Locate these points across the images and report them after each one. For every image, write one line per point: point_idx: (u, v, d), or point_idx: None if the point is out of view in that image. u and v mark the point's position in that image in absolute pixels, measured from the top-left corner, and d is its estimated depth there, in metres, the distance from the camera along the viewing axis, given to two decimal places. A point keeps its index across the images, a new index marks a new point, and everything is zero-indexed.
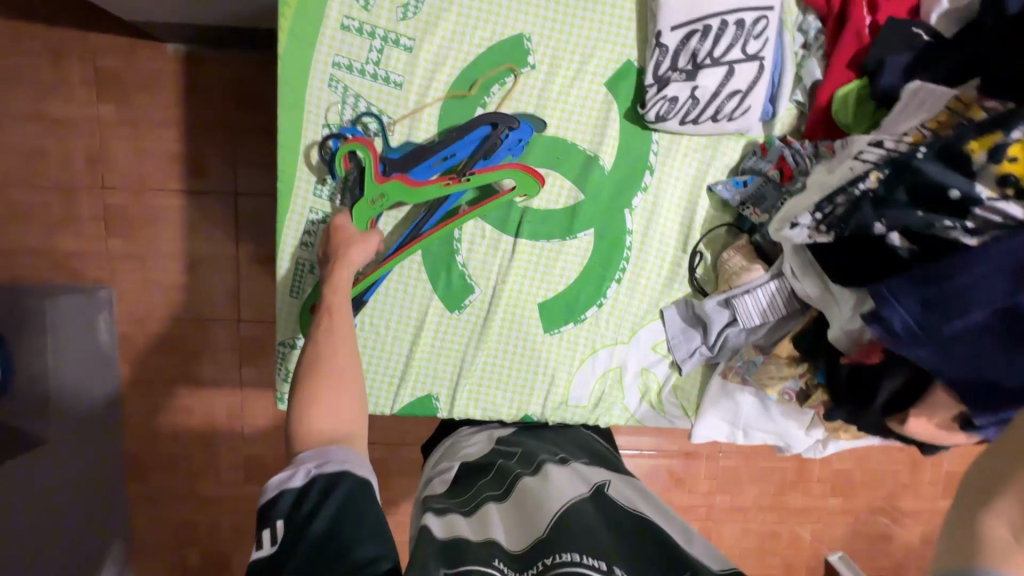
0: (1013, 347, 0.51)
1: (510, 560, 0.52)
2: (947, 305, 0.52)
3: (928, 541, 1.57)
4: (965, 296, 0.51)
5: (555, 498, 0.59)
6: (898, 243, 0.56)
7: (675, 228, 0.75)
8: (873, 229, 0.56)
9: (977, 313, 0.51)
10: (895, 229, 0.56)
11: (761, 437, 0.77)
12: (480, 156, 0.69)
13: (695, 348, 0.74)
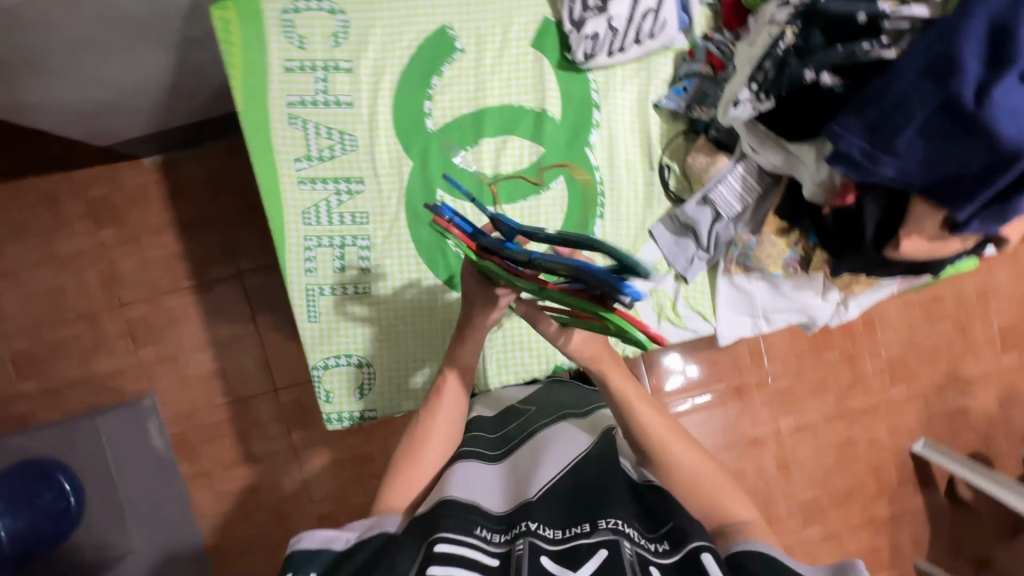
0: (967, 130, 0.52)
1: (489, 527, 0.62)
2: (893, 118, 0.55)
3: (1006, 402, 1.52)
4: (905, 104, 0.54)
5: (550, 466, 0.71)
6: (831, 83, 0.59)
7: (636, 150, 0.78)
8: (803, 79, 0.60)
9: (922, 116, 0.54)
10: (824, 70, 0.59)
11: (784, 319, 0.79)
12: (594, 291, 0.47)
13: (694, 255, 0.77)
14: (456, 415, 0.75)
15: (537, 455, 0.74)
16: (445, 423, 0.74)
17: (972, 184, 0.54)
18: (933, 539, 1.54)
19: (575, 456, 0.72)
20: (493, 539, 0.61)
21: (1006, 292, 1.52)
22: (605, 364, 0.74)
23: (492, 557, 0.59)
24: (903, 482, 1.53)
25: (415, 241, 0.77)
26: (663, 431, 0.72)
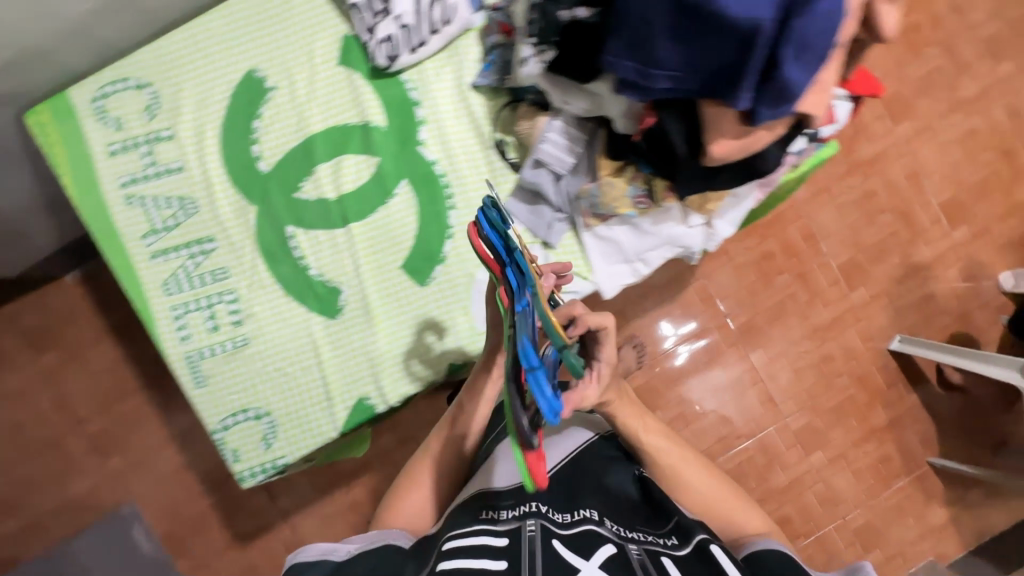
0: (705, 24, 0.49)
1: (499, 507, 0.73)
2: (643, 34, 0.53)
3: (970, 276, 1.48)
4: (645, 17, 0.51)
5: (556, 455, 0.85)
6: (584, 15, 0.56)
7: (469, 134, 0.78)
8: (563, 19, 0.58)
9: (661, 24, 0.51)
10: (574, 5, 0.57)
11: (660, 256, 0.78)
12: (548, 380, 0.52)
13: (551, 219, 0.77)
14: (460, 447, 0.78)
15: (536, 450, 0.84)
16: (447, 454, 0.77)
17: (735, 74, 0.51)
18: (939, 433, 1.49)
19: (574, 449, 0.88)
20: (501, 519, 0.70)
21: (936, 168, 1.48)
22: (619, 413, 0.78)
23: (499, 535, 0.66)
24: (892, 383, 1.49)
25: (279, 280, 0.78)
26: (676, 459, 0.81)
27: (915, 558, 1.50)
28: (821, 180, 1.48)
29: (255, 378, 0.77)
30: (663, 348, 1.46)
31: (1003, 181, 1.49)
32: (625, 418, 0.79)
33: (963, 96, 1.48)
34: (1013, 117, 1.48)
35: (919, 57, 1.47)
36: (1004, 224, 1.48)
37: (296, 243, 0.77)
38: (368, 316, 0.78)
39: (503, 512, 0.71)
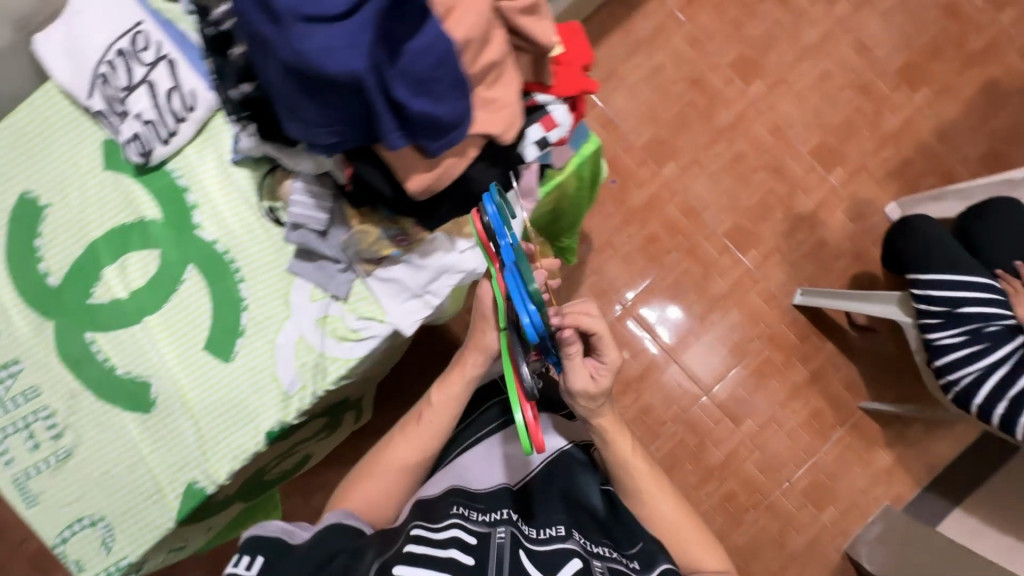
0: (319, 81, 0.50)
1: (465, 504, 0.75)
2: (287, 103, 0.54)
3: (857, 216, 1.48)
4: (277, 88, 0.53)
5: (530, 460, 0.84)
6: (249, 89, 0.58)
7: (243, 207, 0.80)
8: (234, 97, 0.61)
9: (291, 89, 0.52)
10: (238, 83, 0.59)
11: (448, 285, 0.78)
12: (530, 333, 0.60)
13: (335, 272, 0.78)
14: (426, 446, 0.80)
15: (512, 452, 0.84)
16: (412, 454, 0.80)
17: (374, 118, 0.52)
18: (864, 377, 1.48)
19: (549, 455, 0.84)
20: (471, 514, 0.72)
21: (798, 118, 1.48)
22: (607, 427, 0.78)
23: (470, 533, 0.69)
24: (805, 337, 1.49)
25: (87, 384, 0.79)
26: (650, 484, 0.79)
27: (870, 506, 1.47)
28: (688, 153, 1.48)
29: (82, 484, 0.79)
30: (615, 314, 1.45)
31: (868, 116, 1.49)
32: (615, 443, 0.79)
33: (807, 42, 1.49)
34: (861, 53, 1.49)
35: (755, 15, 1.49)
36: (878, 158, 1.48)
37: (97, 347, 0.79)
38: (180, 400, 0.79)
39: (476, 513, 0.73)
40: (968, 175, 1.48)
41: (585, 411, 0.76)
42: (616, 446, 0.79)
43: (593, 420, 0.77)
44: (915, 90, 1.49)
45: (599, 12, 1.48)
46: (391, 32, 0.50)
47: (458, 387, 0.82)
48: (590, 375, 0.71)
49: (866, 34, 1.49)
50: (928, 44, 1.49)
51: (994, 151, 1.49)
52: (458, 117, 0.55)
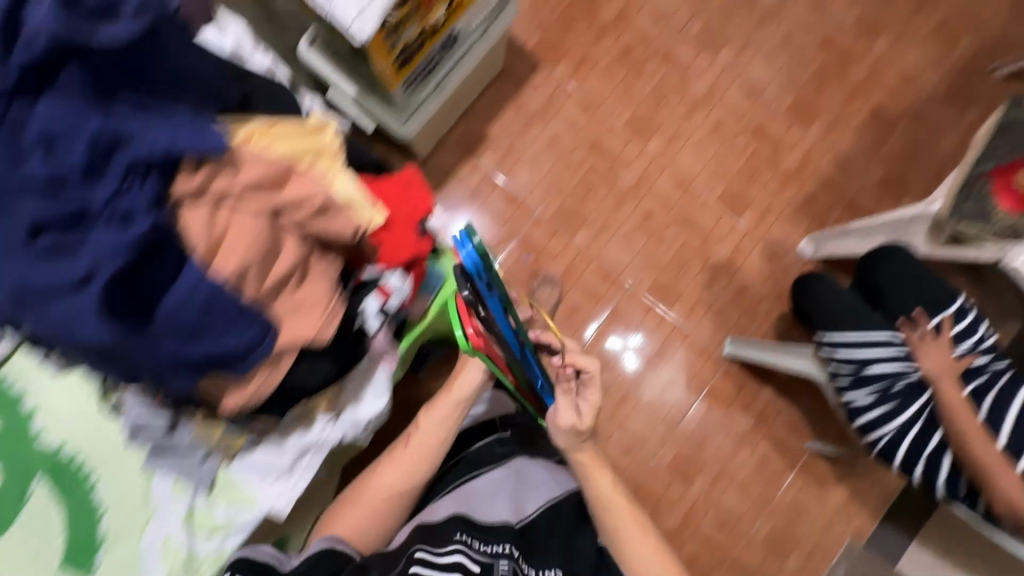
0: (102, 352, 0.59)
1: (470, 533, 0.83)
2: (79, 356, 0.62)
3: (772, 257, 1.48)
4: (68, 349, 0.61)
5: (533, 499, 0.90)
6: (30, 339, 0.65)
7: (90, 404, 0.75)
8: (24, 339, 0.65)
9: (81, 353, 0.61)
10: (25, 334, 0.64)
11: (315, 457, 0.73)
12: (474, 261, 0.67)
13: (196, 463, 0.72)
14: (411, 474, 0.86)
15: (516, 488, 0.90)
16: (400, 480, 0.86)
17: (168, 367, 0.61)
18: (806, 416, 1.47)
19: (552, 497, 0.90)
20: (476, 545, 0.81)
21: (700, 169, 1.49)
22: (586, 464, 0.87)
23: (474, 564, 0.79)
24: (741, 385, 1.47)
25: None
26: (629, 523, 0.84)
27: (833, 546, 1.44)
28: (597, 219, 1.47)
29: None
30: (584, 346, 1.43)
31: (766, 157, 1.51)
32: (594, 478, 0.86)
33: (697, 94, 1.50)
34: (749, 96, 1.51)
35: (642, 74, 1.50)
36: (783, 198, 1.50)
37: None
38: None
39: (479, 542, 0.82)
40: (872, 201, 1.50)
41: (563, 443, 0.86)
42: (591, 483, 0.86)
43: (574, 452, 0.86)
44: (808, 126, 1.51)
45: (488, 91, 1.48)
46: (143, 298, 0.59)
47: (445, 412, 0.90)
48: (576, 408, 0.82)
49: (753, 77, 1.52)
50: (812, 80, 1.52)
51: (892, 175, 1.52)
52: (259, 331, 0.63)
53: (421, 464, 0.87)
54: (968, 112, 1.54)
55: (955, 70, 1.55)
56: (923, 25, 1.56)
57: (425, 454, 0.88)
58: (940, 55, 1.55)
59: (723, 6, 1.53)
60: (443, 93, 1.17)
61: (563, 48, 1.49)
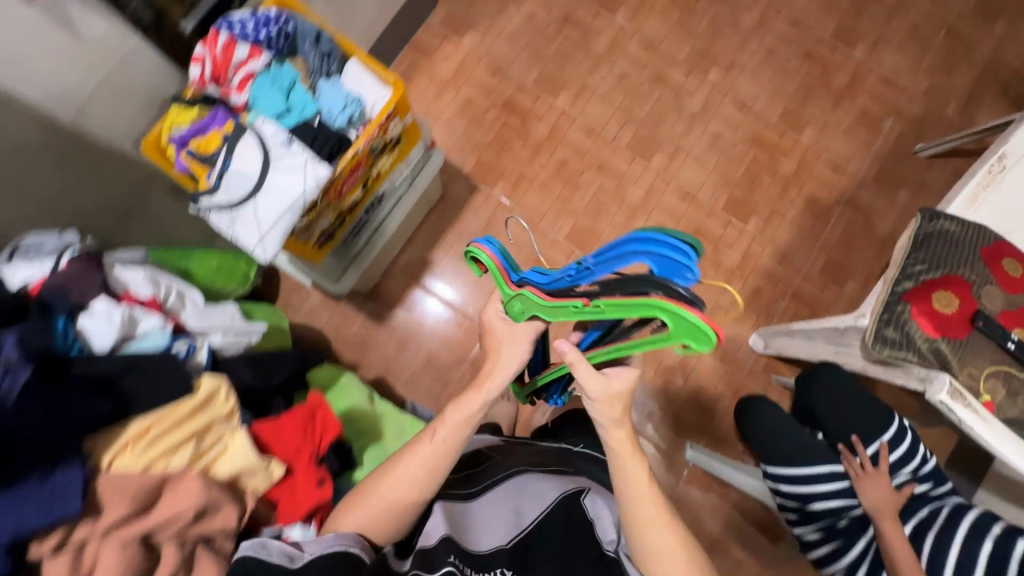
0: None
1: (462, 557, 0.75)
2: None
3: (724, 355, 1.50)
4: None
5: (533, 509, 0.86)
6: None
7: None
8: None
9: None
10: None
11: None
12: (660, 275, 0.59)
13: None
14: (433, 472, 0.73)
15: (513, 504, 0.86)
16: (418, 473, 0.73)
17: None
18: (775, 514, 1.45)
19: (548, 507, 0.86)
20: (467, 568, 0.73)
21: None
22: (624, 455, 0.71)
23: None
24: (708, 488, 1.46)
25: None
26: (658, 523, 0.71)
27: None
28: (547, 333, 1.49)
29: None
30: None
31: (708, 256, 1.54)
32: (624, 474, 0.71)
33: (633, 201, 1.54)
34: (684, 198, 1.55)
35: (578, 186, 1.54)
36: (728, 295, 1.52)
37: None
38: None
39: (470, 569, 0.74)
40: (816, 289, 1.53)
41: (606, 418, 0.70)
42: (632, 474, 0.71)
43: (611, 429, 0.70)
44: (746, 222, 1.55)
45: (430, 216, 1.52)
46: None
47: (474, 406, 0.74)
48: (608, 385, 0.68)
49: (686, 180, 1.56)
50: (744, 178, 1.57)
51: (832, 262, 1.55)
52: None
53: (452, 444, 0.74)
54: (899, 194, 1.58)
55: (882, 154, 1.60)
56: (846, 113, 1.61)
57: (456, 439, 0.74)
58: (865, 141, 1.61)
59: (652, 114, 1.58)
60: (373, 249, 1.22)
61: (499, 169, 1.54)
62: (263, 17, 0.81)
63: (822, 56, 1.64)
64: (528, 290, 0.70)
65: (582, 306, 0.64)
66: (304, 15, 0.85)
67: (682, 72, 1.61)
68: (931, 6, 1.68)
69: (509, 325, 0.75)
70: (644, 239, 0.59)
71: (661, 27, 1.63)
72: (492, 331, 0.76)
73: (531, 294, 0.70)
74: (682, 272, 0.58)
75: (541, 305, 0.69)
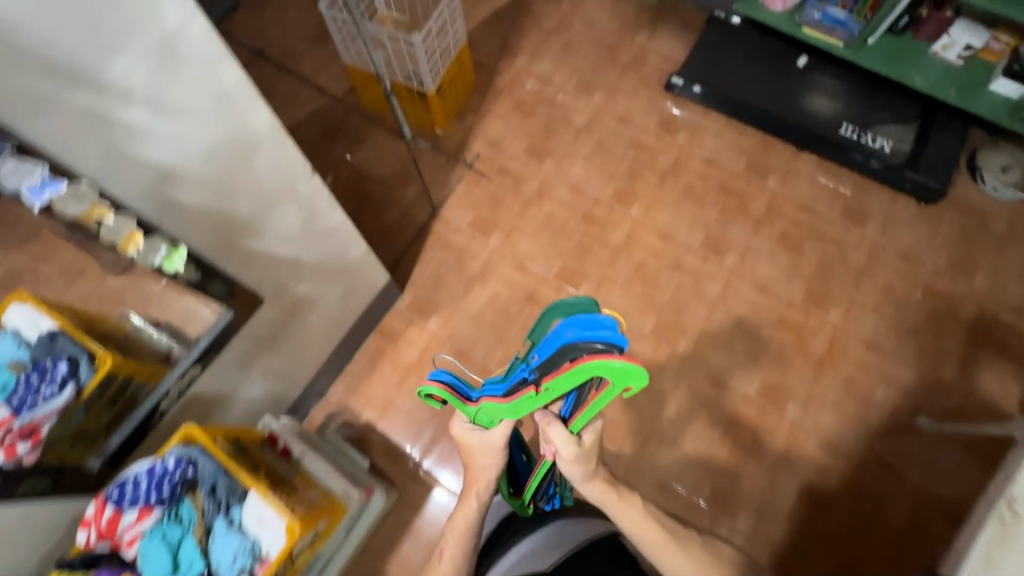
0: None
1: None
2: None
3: None
4: None
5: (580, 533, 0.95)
6: None
7: None
8: None
9: None
10: None
11: None
12: (585, 345, 0.62)
13: None
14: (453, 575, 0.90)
15: (557, 536, 0.94)
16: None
17: None
18: None
19: (589, 534, 0.95)
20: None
21: None
22: (605, 491, 0.87)
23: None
24: None
25: None
26: (650, 532, 0.86)
27: None
28: None
29: None
30: None
31: None
32: (608, 501, 0.87)
33: None
34: (662, 490, 1.43)
35: None
36: None
37: None
38: None
39: None
40: None
41: (576, 474, 0.84)
42: (610, 493, 0.87)
43: (584, 480, 0.85)
44: (734, 519, 1.40)
45: (389, 518, 1.44)
46: None
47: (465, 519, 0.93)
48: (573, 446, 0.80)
49: (661, 468, 1.45)
50: (726, 465, 1.45)
51: (840, 566, 1.36)
52: None
53: (460, 560, 0.91)
54: (905, 479, 1.42)
55: (878, 433, 1.46)
56: (830, 385, 1.51)
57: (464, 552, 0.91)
58: (857, 416, 1.48)
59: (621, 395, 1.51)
60: None
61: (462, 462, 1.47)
62: (158, 470, 0.79)
63: (795, 321, 1.58)
64: (487, 402, 0.75)
65: (536, 394, 0.69)
66: (207, 453, 0.85)
67: (649, 348, 1.57)
68: (902, 263, 1.64)
69: (483, 433, 0.85)
70: (567, 321, 0.65)
71: (624, 299, 1.63)
72: (465, 440, 0.88)
73: (491, 403, 0.75)
74: (606, 334, 0.62)
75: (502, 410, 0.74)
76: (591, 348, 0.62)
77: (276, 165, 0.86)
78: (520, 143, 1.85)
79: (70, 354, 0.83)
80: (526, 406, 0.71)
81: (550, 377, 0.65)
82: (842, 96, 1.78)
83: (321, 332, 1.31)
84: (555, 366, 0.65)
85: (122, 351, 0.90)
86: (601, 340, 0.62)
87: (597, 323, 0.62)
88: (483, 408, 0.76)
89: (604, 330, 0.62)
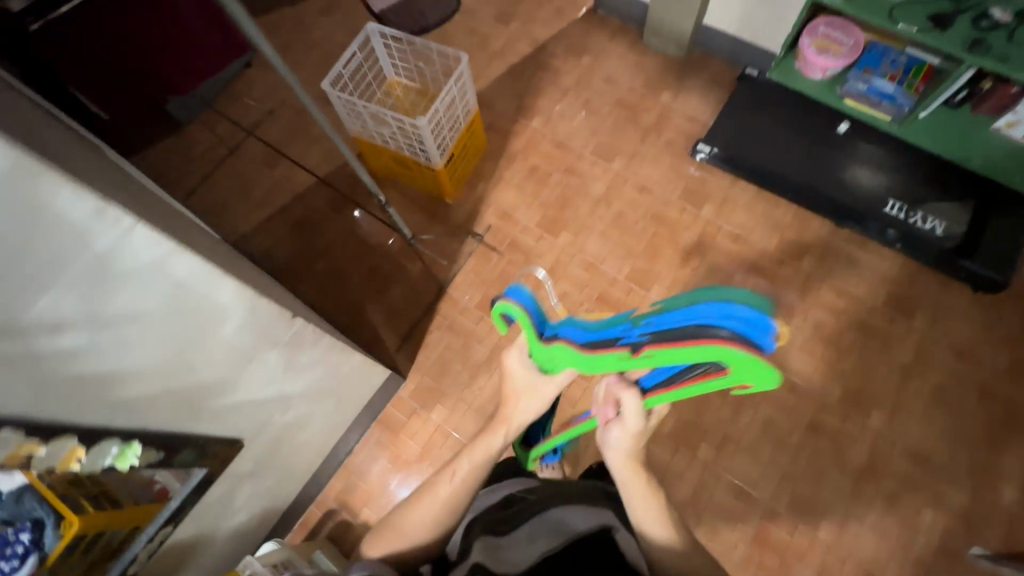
0: None
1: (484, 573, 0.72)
2: None
3: None
4: None
5: (577, 522, 0.80)
6: None
7: None
8: None
9: None
10: None
11: None
12: (715, 329, 0.54)
13: None
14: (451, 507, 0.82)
15: (551, 526, 0.79)
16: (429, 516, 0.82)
17: None
18: None
19: (588, 525, 0.79)
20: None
21: None
22: (637, 472, 0.79)
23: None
24: None
25: None
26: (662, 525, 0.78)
27: None
28: None
29: None
30: None
31: None
32: (634, 485, 0.79)
33: None
34: None
35: None
36: None
37: None
38: None
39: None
40: None
41: (621, 447, 0.77)
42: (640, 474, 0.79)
43: (621, 458, 0.78)
44: None
45: None
46: None
47: (476, 460, 0.85)
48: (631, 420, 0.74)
49: None
50: None
51: None
52: None
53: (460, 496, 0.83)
54: None
55: (923, 563, 1.31)
56: (868, 504, 1.36)
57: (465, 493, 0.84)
58: (900, 544, 1.33)
59: None
60: None
61: None
62: None
63: (831, 427, 1.44)
64: (563, 345, 0.68)
65: (628, 357, 0.62)
66: None
67: (667, 451, 1.44)
68: (956, 362, 1.47)
69: (538, 375, 0.80)
70: (701, 297, 0.55)
71: None
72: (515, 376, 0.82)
73: (567, 348, 0.68)
74: (742, 324, 0.54)
75: (578, 358, 0.68)
76: (716, 335, 0.54)
77: (246, 324, 0.79)
78: (534, 214, 1.76)
79: (34, 517, 0.60)
80: (609, 364, 0.65)
81: (658, 345, 0.57)
82: (887, 166, 1.62)
83: (315, 445, 1.25)
84: (668, 337, 0.57)
85: (92, 499, 0.66)
86: (736, 328, 0.54)
87: (737, 310, 0.53)
88: (557, 350, 0.69)
89: (742, 322, 0.54)
